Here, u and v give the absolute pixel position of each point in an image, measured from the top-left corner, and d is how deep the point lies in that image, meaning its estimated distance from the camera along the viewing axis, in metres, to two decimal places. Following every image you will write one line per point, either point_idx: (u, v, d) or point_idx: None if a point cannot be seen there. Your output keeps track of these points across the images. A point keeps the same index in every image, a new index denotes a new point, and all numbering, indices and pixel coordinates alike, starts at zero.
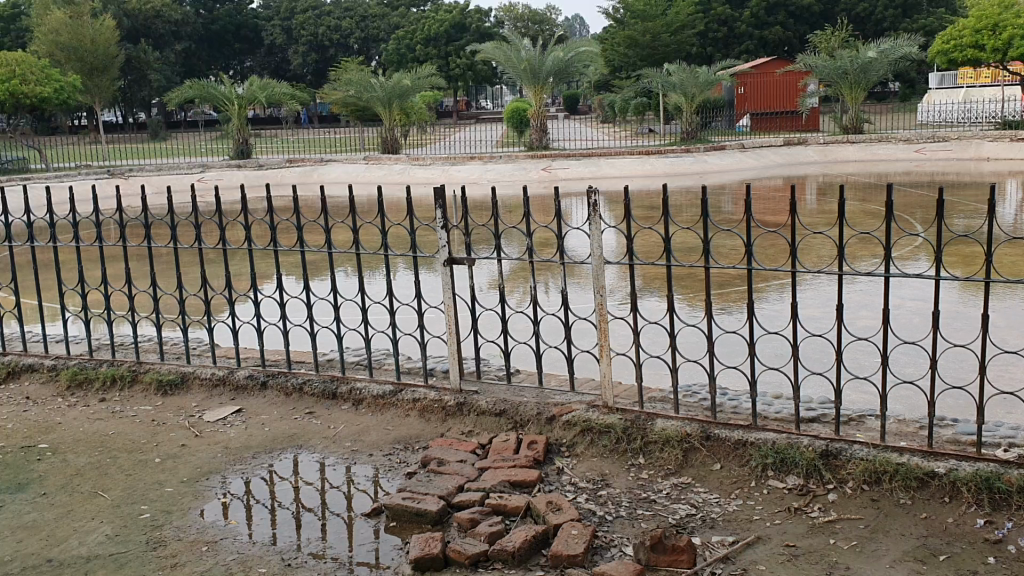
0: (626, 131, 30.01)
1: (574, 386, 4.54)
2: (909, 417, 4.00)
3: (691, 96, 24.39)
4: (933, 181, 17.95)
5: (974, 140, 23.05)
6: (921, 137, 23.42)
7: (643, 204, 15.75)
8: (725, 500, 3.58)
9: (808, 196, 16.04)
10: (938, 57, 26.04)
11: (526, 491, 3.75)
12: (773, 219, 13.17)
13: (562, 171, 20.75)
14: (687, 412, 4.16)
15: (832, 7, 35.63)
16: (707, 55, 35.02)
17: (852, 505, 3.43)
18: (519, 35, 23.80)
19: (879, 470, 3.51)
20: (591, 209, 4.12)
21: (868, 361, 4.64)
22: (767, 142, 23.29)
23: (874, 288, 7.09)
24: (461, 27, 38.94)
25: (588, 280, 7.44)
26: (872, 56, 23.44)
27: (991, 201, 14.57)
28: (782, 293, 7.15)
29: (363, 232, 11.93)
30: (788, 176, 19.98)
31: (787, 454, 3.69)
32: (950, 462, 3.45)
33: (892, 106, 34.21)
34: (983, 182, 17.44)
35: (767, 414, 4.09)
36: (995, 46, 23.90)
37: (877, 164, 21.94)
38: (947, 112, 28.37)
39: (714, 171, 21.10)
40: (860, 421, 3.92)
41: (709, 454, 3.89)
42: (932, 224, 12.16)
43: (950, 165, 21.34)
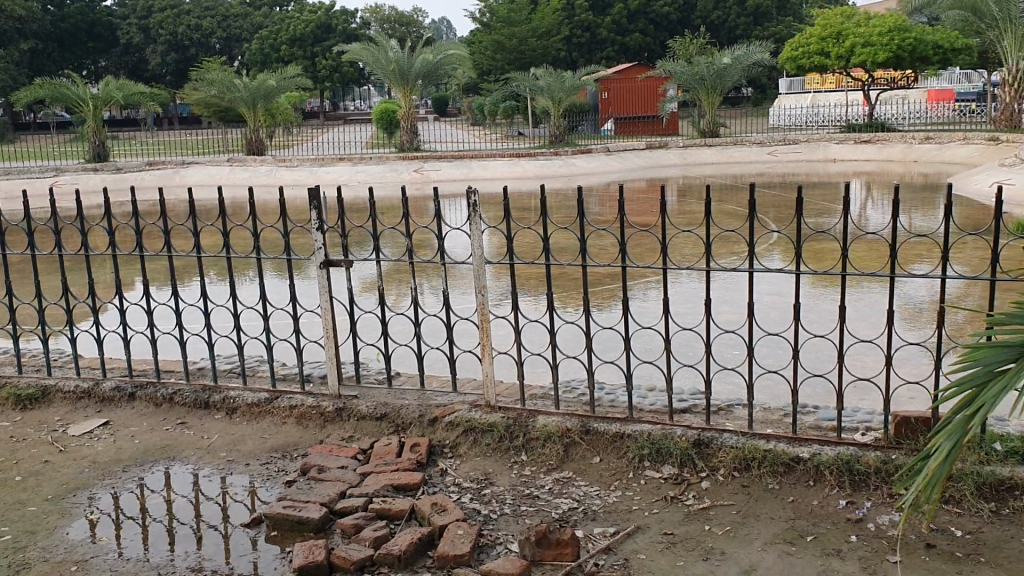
0: (496, 134, 30.29)
1: (455, 387, 4.56)
2: (774, 405, 4.20)
3: (558, 100, 24.83)
4: (786, 181, 18.86)
5: (823, 142, 24.29)
6: (774, 139, 24.55)
7: (513, 205, 15.95)
8: (605, 492, 3.67)
9: (671, 197, 16.59)
10: (788, 63, 27.18)
11: (410, 493, 3.75)
12: (638, 219, 13.59)
13: (434, 173, 20.87)
14: (566, 408, 4.25)
15: (689, 15, 36.94)
16: (572, 59, 35.70)
17: (725, 492, 3.58)
18: (386, 37, 23.64)
19: (749, 457, 3.67)
20: (470, 210, 4.14)
21: (735, 354, 4.83)
22: (632, 145, 23.93)
23: (739, 283, 7.39)
24: (327, 28, 38.42)
25: (464, 281, 7.47)
26: (726, 62, 24.41)
27: (838, 200, 15.45)
28: (652, 290, 7.36)
29: (232, 236, 11.65)
30: (652, 178, 20.60)
31: (662, 445, 3.81)
32: (814, 447, 3.65)
33: (748, 110, 35.67)
34: (831, 182, 18.44)
35: (642, 406, 4.22)
36: (840, 53, 25.23)
37: (735, 166, 22.90)
38: (799, 116, 29.81)
39: (582, 173, 21.54)
40: (728, 410, 4.10)
41: (589, 448, 3.97)
42: (785, 222, 12.82)
43: (800, 166, 22.48)
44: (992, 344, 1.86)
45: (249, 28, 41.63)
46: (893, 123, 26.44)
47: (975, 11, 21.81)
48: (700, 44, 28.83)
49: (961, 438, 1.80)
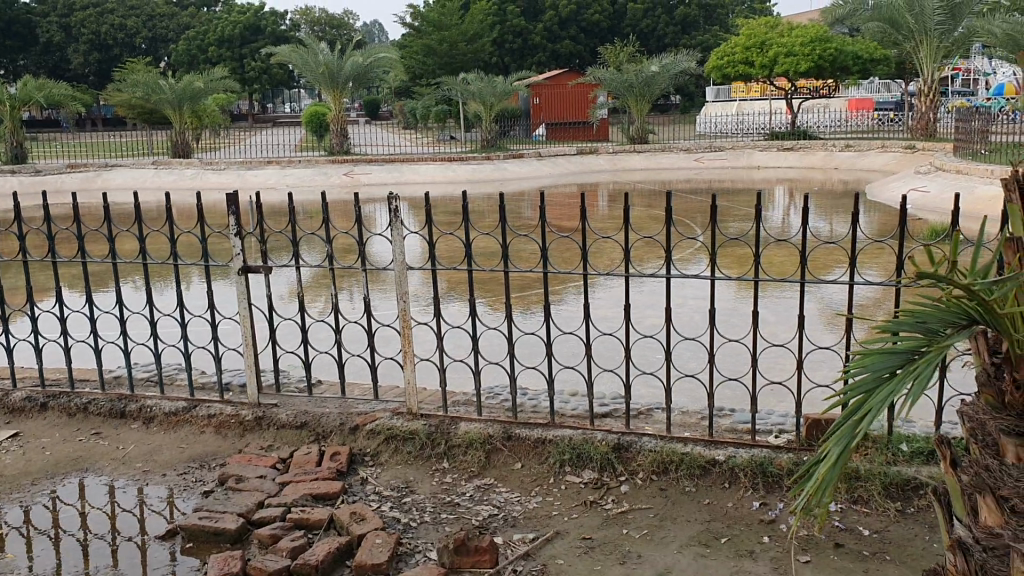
0: (427, 138, 30.22)
1: (377, 395, 4.53)
2: (691, 409, 4.27)
3: (489, 105, 24.88)
4: (713, 187, 19.19)
5: (748, 149, 24.78)
6: (700, 146, 24.97)
7: (444, 210, 15.91)
8: (526, 498, 3.68)
9: (601, 203, 16.74)
10: (714, 73, 27.74)
11: (329, 503, 3.71)
12: (568, 224, 13.68)
13: (364, 176, 20.69)
14: (488, 413, 4.26)
15: (619, 23, 37.41)
16: (504, 64, 35.81)
17: (643, 496, 3.63)
18: (316, 39, 23.39)
19: (666, 460, 3.72)
20: (392, 216, 4.12)
21: (656, 359, 4.89)
22: (562, 151, 24.09)
23: (663, 288, 7.48)
24: (256, 29, 37.90)
25: (391, 287, 7.42)
26: (654, 70, 24.74)
27: (762, 206, 15.75)
28: (578, 295, 7.41)
29: (156, 240, 11.41)
30: (582, 183, 20.77)
31: (582, 450, 3.85)
32: (730, 450, 3.73)
33: (676, 117, 36.18)
34: (756, 188, 18.81)
35: (564, 411, 4.25)
36: (763, 63, 25.75)
37: (662, 172, 23.22)
38: (725, 124, 30.33)
39: (513, 177, 21.58)
40: (647, 414, 4.17)
41: (510, 454, 3.99)
42: (711, 227, 13.05)
43: (725, 172, 22.90)
44: (880, 350, 1.71)
45: (175, 29, 40.81)
46: (814, 132, 27.06)
47: (892, 23, 22.46)
48: (629, 52, 29.17)
49: (849, 442, 1.66)
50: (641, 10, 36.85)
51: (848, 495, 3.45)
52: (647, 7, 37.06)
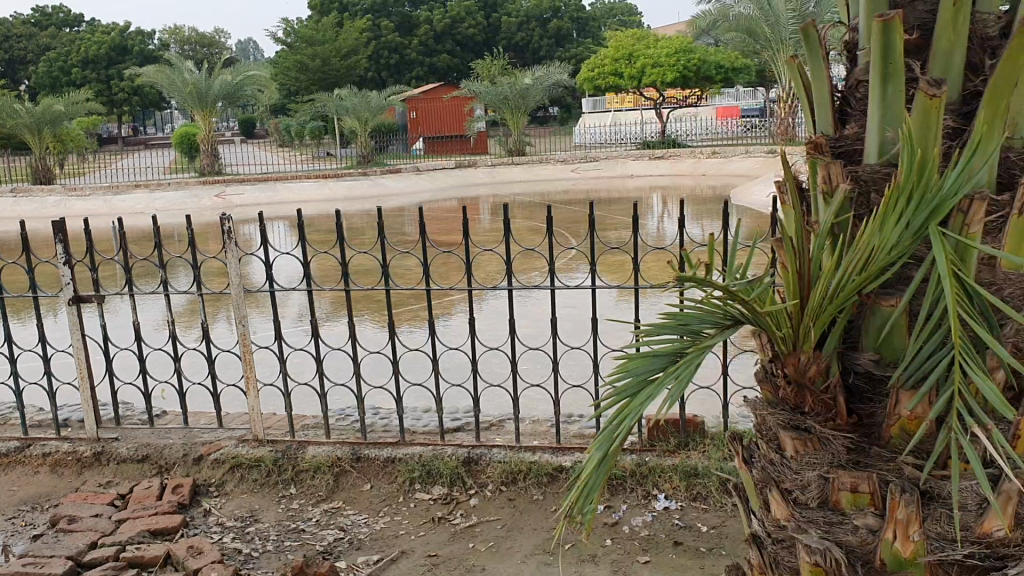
0: (303, 155, 29.71)
1: (224, 422, 4.39)
2: (542, 417, 4.32)
3: (364, 120, 24.61)
4: (589, 197, 19.50)
5: (622, 158, 25.28)
6: (575, 157, 25.36)
7: (323, 228, 15.63)
8: (374, 519, 3.62)
9: (482, 215, 16.75)
10: (586, 84, 28.31)
11: (168, 538, 3.56)
12: (449, 238, 13.64)
13: (236, 198, 20.02)
14: (338, 435, 4.17)
15: (494, 37, 37.65)
16: (381, 79, 35.57)
17: (492, 507, 3.62)
18: (182, 57, 22.65)
19: (514, 471, 3.73)
20: (228, 238, 4.00)
21: (527, 369, 4.93)
22: (440, 165, 24.07)
23: (553, 299, 7.54)
24: (122, 49, 36.55)
25: (272, 309, 7.28)
26: (528, 83, 25.05)
27: (638, 214, 16.01)
28: (467, 307, 7.48)
29: (15, 271, 10.78)
30: (462, 197, 20.76)
31: (432, 466, 3.81)
32: (575, 456, 3.77)
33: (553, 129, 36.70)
34: (631, 197, 19.21)
35: (415, 428, 4.22)
36: (632, 74, 26.35)
37: (540, 183, 23.40)
38: (600, 134, 30.82)
39: (392, 192, 21.39)
40: (498, 425, 4.18)
41: (360, 476, 3.92)
42: (590, 236, 13.25)
43: (600, 182, 23.32)
44: (642, 354, 1.62)
45: (34, 50, 39.03)
46: (683, 140, 27.83)
47: (752, 35, 23.43)
48: (503, 65, 29.41)
49: (609, 449, 1.57)
50: (515, 24, 37.33)
51: (688, 492, 3.54)
52: (519, 21, 37.51)
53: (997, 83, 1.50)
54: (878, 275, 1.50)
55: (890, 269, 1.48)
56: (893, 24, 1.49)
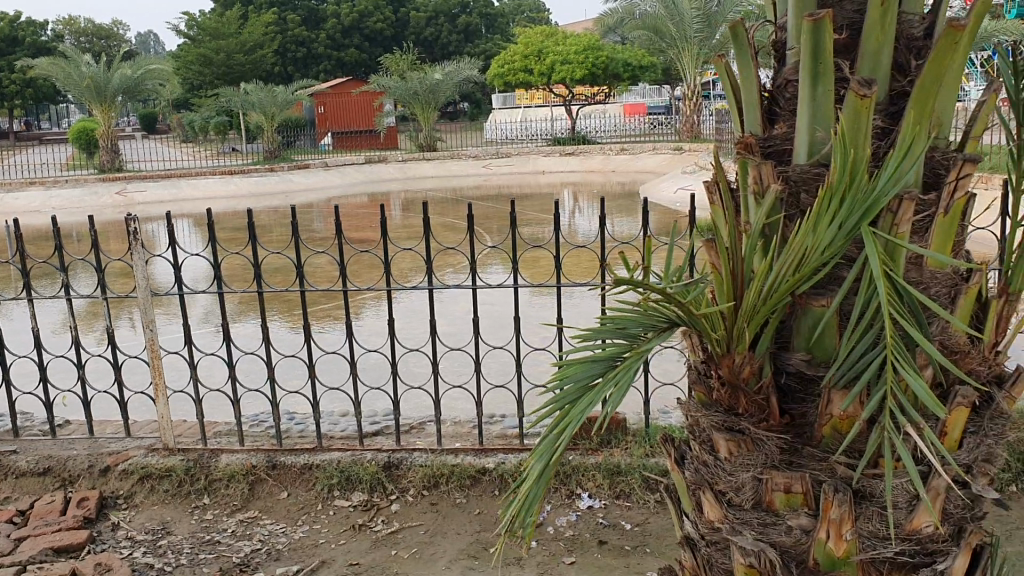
0: (207, 151, 28.93)
1: (131, 432, 4.20)
2: (462, 419, 4.28)
3: (271, 115, 24.10)
4: (501, 193, 19.49)
5: (532, 154, 25.36)
6: (487, 153, 25.33)
7: (230, 226, 15.21)
8: (291, 528, 3.52)
9: (393, 212, 16.56)
10: (496, 80, 28.29)
11: (73, 555, 3.38)
12: (360, 236, 13.44)
13: (138, 195, 19.35)
14: (252, 442, 4.04)
15: (402, 32, 37.36)
16: (287, 74, 34.90)
17: (413, 513, 3.56)
18: (78, 49, 21.75)
19: (436, 475, 3.67)
20: (132, 239, 3.82)
21: (446, 369, 4.87)
22: (350, 161, 23.74)
23: (468, 297, 7.49)
24: (12, 40, 34.95)
25: (179, 312, 7.06)
26: (438, 78, 24.91)
27: (549, 210, 16.07)
28: (381, 307, 7.36)
29: None
30: (372, 193, 20.49)
31: (351, 472, 3.72)
32: (497, 457, 3.74)
33: (463, 125, 36.63)
34: (542, 193, 19.27)
35: (332, 433, 4.12)
36: (542, 71, 26.53)
37: (451, 179, 23.29)
38: (511, 130, 30.86)
39: (301, 188, 20.99)
40: (419, 428, 4.11)
41: (276, 484, 3.80)
42: (501, 232, 13.24)
43: (511, 177, 23.35)
44: (580, 360, 1.58)
45: None
46: (592, 136, 28.09)
47: (658, 33, 23.77)
48: (412, 60, 29.17)
49: (552, 459, 1.52)
50: (424, 20, 37.08)
51: (611, 489, 3.54)
52: (429, 16, 37.32)
53: (924, 82, 1.51)
54: (811, 276, 1.49)
55: (822, 269, 1.48)
56: (822, 24, 1.48)
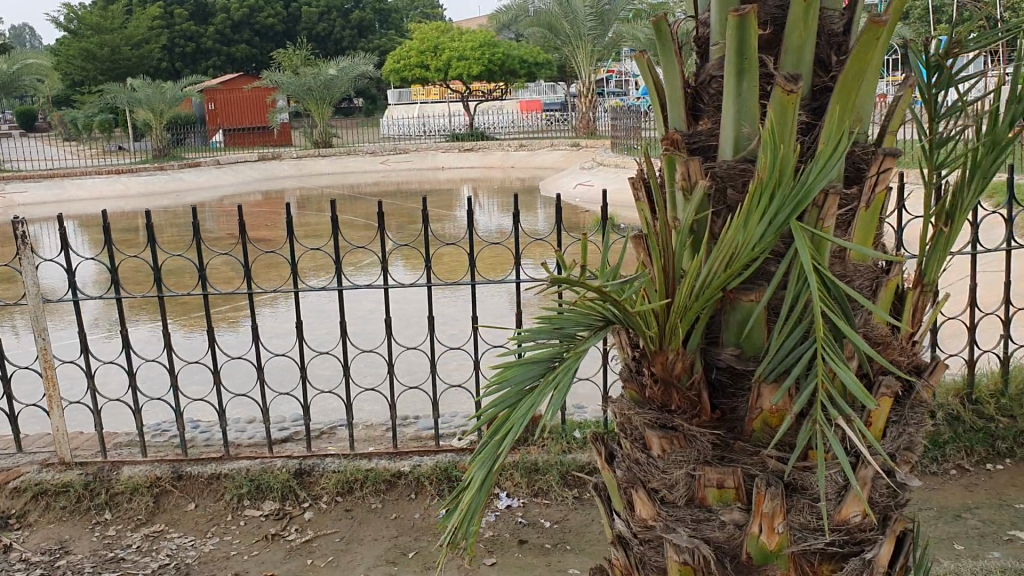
0: (91, 149, 27.81)
1: (22, 446, 3.97)
2: (374, 421, 4.20)
3: (159, 112, 23.32)
4: (399, 190, 19.33)
5: (430, 150, 25.24)
6: (384, 149, 25.10)
7: (118, 227, 14.64)
8: (200, 541, 3.38)
9: (290, 210, 16.24)
10: (392, 76, 27.86)
11: None
12: (257, 235, 13.14)
13: (18, 196, 18.46)
14: (155, 453, 3.88)
15: (294, 27, 36.71)
16: (175, 70, 33.85)
17: (327, 520, 3.47)
18: None
19: (350, 480, 3.59)
20: (21, 244, 3.62)
21: (354, 371, 4.79)
22: (243, 158, 23.18)
23: (375, 297, 7.40)
24: None
25: (68, 318, 6.75)
26: (333, 74, 24.56)
27: (448, 207, 15.98)
28: (283, 308, 7.21)
29: None
30: (267, 191, 20.05)
31: (261, 481, 3.60)
32: (413, 459, 3.68)
33: (358, 122, 36.23)
34: (440, 189, 19.19)
35: (240, 441, 3.99)
36: (439, 66, 26.33)
37: (348, 176, 22.96)
38: (407, 126, 30.66)
39: (193, 187, 20.38)
40: (330, 433, 4.02)
41: (182, 495, 3.65)
42: (401, 229, 13.15)
43: (409, 174, 23.20)
44: (515, 362, 1.54)
45: None
46: (490, 132, 28.15)
47: (552, 30, 23.87)
48: (305, 55, 28.66)
49: (492, 466, 1.47)
50: (316, 15, 36.45)
51: (529, 487, 3.52)
52: (321, 11, 36.80)
53: (846, 78, 1.53)
54: (742, 271, 1.49)
55: (753, 264, 1.47)
56: (748, 20, 1.48)
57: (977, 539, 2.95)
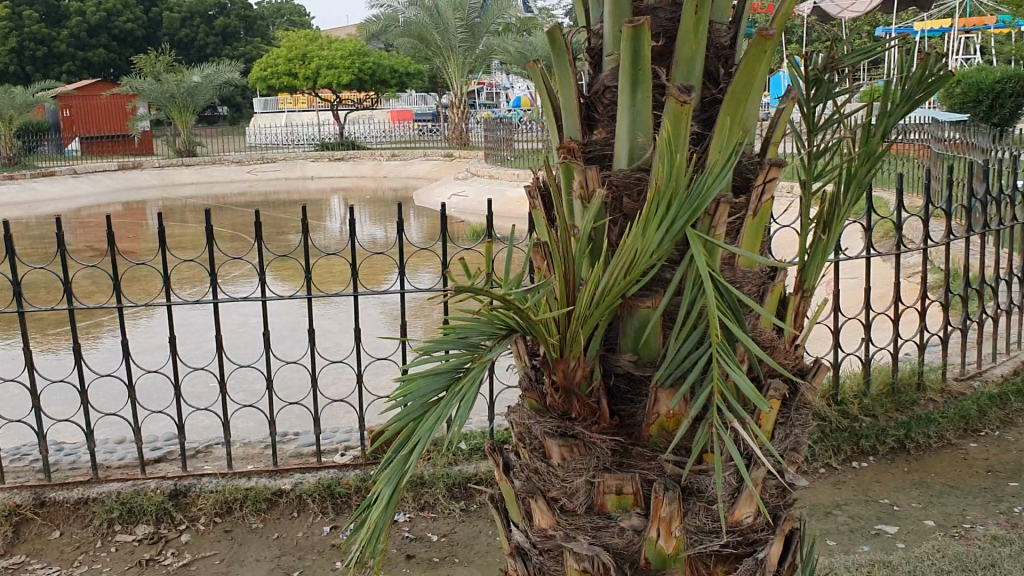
0: None
1: None
2: (253, 438, 4.08)
3: (8, 118, 22.05)
4: (267, 200, 18.88)
5: (299, 160, 24.78)
6: (251, 159, 24.48)
7: None
8: (66, 571, 3.18)
9: (152, 221, 15.60)
10: (258, 84, 27.33)
11: None
12: (117, 246, 12.57)
13: None
14: (16, 480, 3.63)
15: (155, 32, 35.50)
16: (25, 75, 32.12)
17: (206, 542, 3.33)
18: None
19: (229, 500, 3.46)
20: None
21: (230, 389, 4.65)
22: (102, 167, 22.18)
23: (252, 311, 7.20)
24: None
25: None
26: (196, 81, 23.84)
27: (318, 217, 15.69)
28: (148, 322, 6.92)
29: None
30: (127, 202, 19.24)
31: (133, 504, 3.42)
32: (295, 477, 3.59)
33: (223, 130, 35.25)
34: (310, 199, 18.85)
35: (109, 463, 3.79)
36: (307, 75, 25.94)
37: (213, 186, 22.27)
38: (276, 135, 30.03)
39: (47, 198, 19.34)
40: (207, 451, 3.88)
41: (46, 523, 3.44)
42: (270, 241, 12.83)
43: (278, 184, 22.70)
44: (416, 374, 1.51)
45: None
46: (361, 142, 27.87)
47: (422, 40, 23.80)
48: (167, 62, 27.69)
49: (397, 483, 1.44)
50: (178, 20, 35.29)
51: (415, 502, 3.48)
52: (183, 17, 35.75)
53: (736, 89, 1.57)
54: (641, 278, 1.50)
55: (650, 269, 1.49)
56: (642, 31, 1.51)
57: (848, 534, 3.07)
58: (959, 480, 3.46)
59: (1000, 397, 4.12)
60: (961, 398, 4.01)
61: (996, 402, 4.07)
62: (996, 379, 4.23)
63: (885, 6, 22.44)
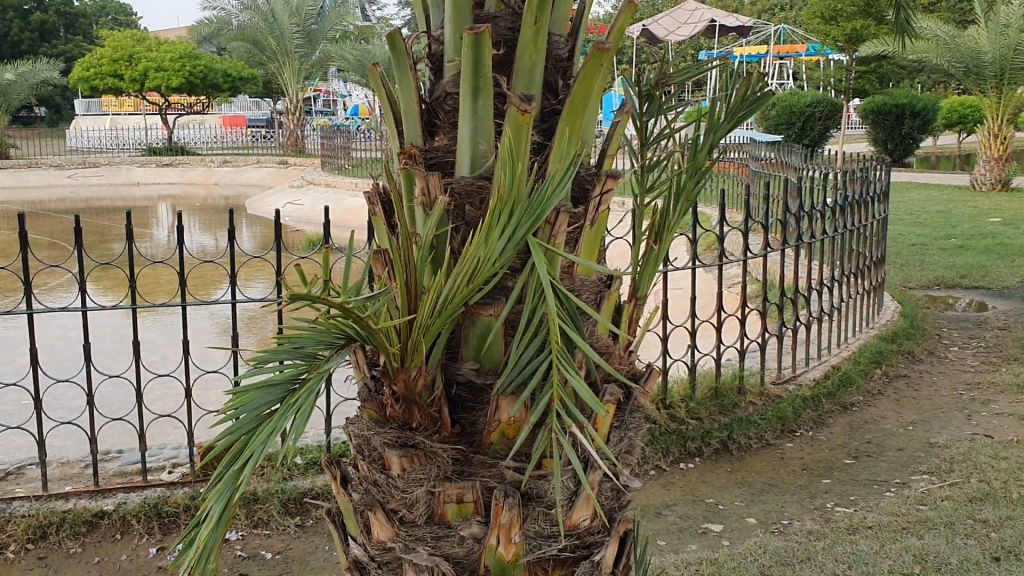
0: None
1: None
2: (72, 458, 3.84)
3: None
4: (89, 206, 17.85)
5: (124, 165, 23.58)
6: (71, 163, 23.11)
7: None
8: None
9: None
10: (79, 83, 25.85)
11: None
12: None
13: None
14: None
15: None
16: None
17: (15, 570, 3.08)
18: None
19: (44, 524, 3.24)
20: None
21: (45, 406, 4.36)
22: None
23: (72, 324, 6.78)
24: None
25: None
26: (9, 78, 22.31)
27: (144, 225, 14.96)
28: None
29: None
30: None
31: None
32: (118, 498, 3.40)
33: (39, 132, 33.13)
34: (136, 206, 17.97)
35: None
36: (133, 76, 24.77)
37: (28, 191, 20.86)
38: (98, 138, 28.48)
39: None
40: (18, 473, 3.62)
41: None
42: (90, 249, 12.14)
43: (100, 189, 21.53)
44: (253, 385, 1.45)
45: None
46: (191, 147, 26.84)
47: (256, 44, 23.17)
48: None
49: (231, 498, 1.37)
50: None
51: (248, 519, 3.37)
52: None
53: (573, 100, 1.60)
54: (482, 285, 1.51)
55: (493, 278, 1.50)
56: (482, 39, 1.52)
57: (677, 534, 3.18)
58: (777, 479, 3.66)
59: (812, 399, 4.41)
60: (778, 400, 4.27)
61: (809, 403, 4.36)
62: (808, 382, 4.52)
63: (709, 30, 23.63)
